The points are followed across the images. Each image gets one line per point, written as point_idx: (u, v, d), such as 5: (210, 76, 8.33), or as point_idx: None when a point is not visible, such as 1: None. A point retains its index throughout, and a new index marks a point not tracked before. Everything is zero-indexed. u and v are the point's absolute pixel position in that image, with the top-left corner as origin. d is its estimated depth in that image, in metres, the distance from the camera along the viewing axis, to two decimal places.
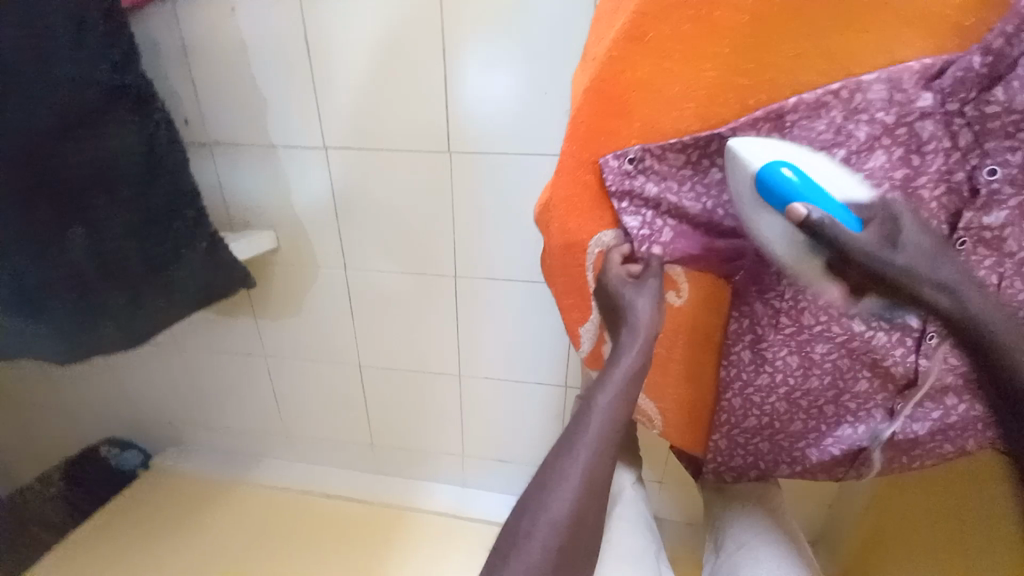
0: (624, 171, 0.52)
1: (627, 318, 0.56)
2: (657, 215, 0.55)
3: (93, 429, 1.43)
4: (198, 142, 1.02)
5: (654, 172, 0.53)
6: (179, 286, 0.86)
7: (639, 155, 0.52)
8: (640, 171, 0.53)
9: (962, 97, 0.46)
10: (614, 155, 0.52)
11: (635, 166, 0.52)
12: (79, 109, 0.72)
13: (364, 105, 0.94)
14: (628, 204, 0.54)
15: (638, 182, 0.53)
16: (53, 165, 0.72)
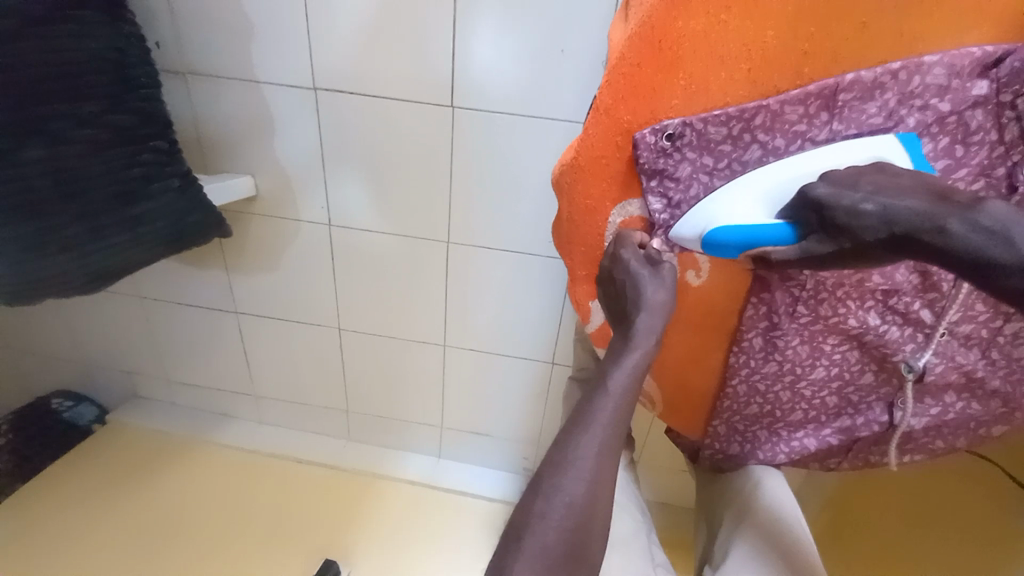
0: (660, 148, 0.48)
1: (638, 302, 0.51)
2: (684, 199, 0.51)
3: (43, 378, 1.33)
4: (170, 69, 0.91)
5: (692, 148, 0.48)
6: (147, 223, 0.77)
7: (678, 129, 0.48)
8: (678, 148, 0.48)
9: (1018, 87, 0.43)
10: (651, 130, 0.48)
11: (673, 143, 0.48)
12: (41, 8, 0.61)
13: (362, 44, 0.85)
14: (657, 184, 0.51)
15: (672, 161, 0.49)
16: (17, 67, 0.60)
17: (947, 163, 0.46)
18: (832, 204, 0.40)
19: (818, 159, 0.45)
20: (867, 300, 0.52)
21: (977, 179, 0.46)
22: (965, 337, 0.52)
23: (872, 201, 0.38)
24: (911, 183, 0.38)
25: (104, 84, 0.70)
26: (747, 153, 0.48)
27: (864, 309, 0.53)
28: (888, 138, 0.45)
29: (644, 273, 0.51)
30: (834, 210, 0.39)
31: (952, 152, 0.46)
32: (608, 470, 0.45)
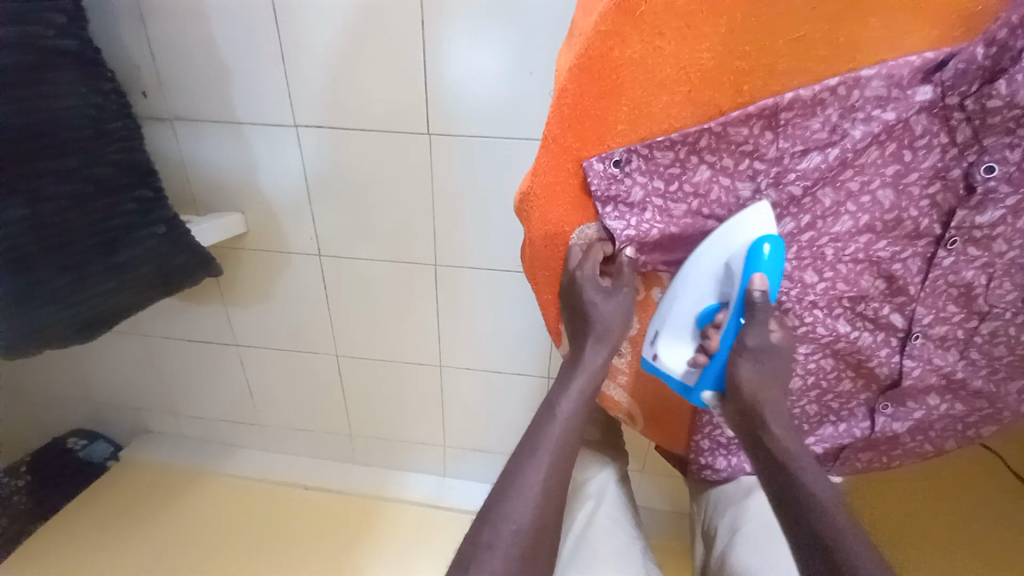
0: (609, 174, 0.50)
1: (597, 327, 0.54)
2: (643, 219, 0.52)
3: (57, 418, 1.36)
4: (157, 116, 0.94)
5: (642, 173, 0.50)
6: (134, 267, 0.79)
7: (625, 156, 0.50)
8: (627, 174, 0.50)
9: (962, 90, 0.43)
10: (599, 158, 0.50)
11: (622, 168, 0.50)
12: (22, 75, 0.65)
13: (338, 79, 0.87)
14: (612, 209, 0.52)
15: (625, 185, 0.51)
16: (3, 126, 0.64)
17: (897, 168, 0.46)
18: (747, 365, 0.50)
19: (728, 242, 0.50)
20: (834, 307, 0.52)
21: (933, 182, 0.46)
22: (940, 338, 0.51)
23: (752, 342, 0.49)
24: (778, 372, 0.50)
25: (83, 140, 0.73)
26: (695, 174, 0.50)
27: (832, 316, 0.52)
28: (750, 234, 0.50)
29: (598, 296, 0.53)
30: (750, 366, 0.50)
31: (901, 157, 0.46)
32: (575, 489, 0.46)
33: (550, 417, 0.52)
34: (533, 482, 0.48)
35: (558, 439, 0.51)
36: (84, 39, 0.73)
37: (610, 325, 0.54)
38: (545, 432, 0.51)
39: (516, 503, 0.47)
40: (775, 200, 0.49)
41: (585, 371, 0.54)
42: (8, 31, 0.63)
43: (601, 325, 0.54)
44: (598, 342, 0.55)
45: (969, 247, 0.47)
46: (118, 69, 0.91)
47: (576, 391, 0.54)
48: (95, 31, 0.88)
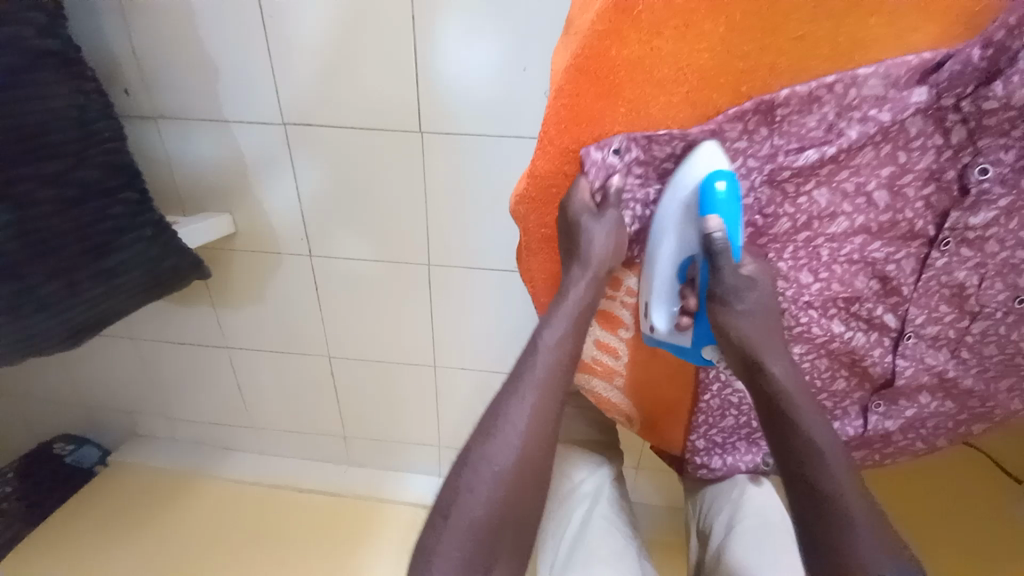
0: (608, 163, 0.49)
1: (580, 248, 0.50)
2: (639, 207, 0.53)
3: (42, 422, 1.33)
4: (140, 113, 0.92)
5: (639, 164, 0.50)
6: (121, 272, 0.77)
7: (624, 145, 0.49)
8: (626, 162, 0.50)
9: (958, 92, 0.43)
10: (597, 146, 0.49)
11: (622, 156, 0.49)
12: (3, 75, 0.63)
13: (328, 77, 0.86)
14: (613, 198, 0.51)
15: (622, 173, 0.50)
16: None
17: (892, 169, 0.47)
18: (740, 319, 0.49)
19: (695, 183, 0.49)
20: (829, 308, 0.52)
21: (927, 184, 0.46)
22: (932, 338, 0.52)
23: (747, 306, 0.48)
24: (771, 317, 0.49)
25: (67, 142, 0.70)
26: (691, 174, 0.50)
27: (827, 316, 0.52)
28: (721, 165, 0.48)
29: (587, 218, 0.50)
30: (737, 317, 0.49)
31: (896, 157, 0.46)
32: None
33: (533, 347, 0.50)
34: (518, 423, 0.47)
35: (542, 372, 0.49)
36: (66, 39, 0.70)
37: (596, 247, 0.50)
38: (529, 364, 0.50)
39: (499, 446, 0.47)
40: (769, 197, 0.49)
41: (571, 298, 0.51)
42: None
43: (584, 246, 0.50)
44: (582, 268, 0.50)
45: (962, 248, 0.47)
46: (99, 64, 0.88)
47: (560, 319, 0.51)
48: (74, 25, 0.85)
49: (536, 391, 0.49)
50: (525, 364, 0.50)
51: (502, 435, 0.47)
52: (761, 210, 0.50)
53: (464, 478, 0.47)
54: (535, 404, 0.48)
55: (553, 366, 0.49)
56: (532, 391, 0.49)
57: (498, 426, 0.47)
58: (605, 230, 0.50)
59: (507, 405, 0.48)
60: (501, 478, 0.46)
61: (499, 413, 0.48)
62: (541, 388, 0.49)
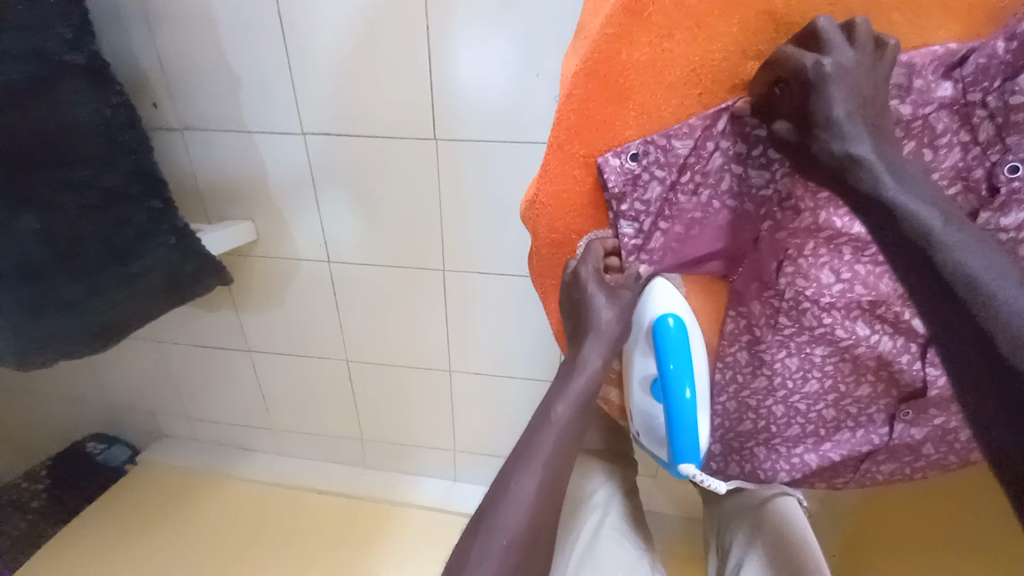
0: (625, 170, 0.48)
1: (592, 326, 0.52)
2: (654, 220, 0.51)
3: (76, 422, 1.39)
4: (167, 125, 0.96)
5: (657, 167, 0.48)
6: (143, 278, 0.80)
7: (639, 149, 0.48)
8: (645, 168, 0.48)
9: (985, 86, 0.41)
10: (613, 152, 0.48)
11: (638, 162, 0.48)
12: (25, 86, 0.66)
13: (346, 89, 0.88)
14: (626, 207, 0.50)
15: (641, 178, 0.49)
16: (19, 130, 0.66)
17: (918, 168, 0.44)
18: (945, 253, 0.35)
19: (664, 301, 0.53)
20: (852, 310, 0.50)
21: (955, 182, 0.44)
22: None
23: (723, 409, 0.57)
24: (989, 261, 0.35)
25: (93, 150, 0.74)
26: (705, 166, 0.48)
27: (850, 319, 0.50)
28: (673, 292, 0.54)
29: (601, 295, 0.51)
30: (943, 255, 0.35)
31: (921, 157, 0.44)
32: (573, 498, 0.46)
33: (545, 421, 0.50)
34: (527, 491, 0.46)
35: (552, 446, 0.49)
36: (92, 51, 0.73)
37: (608, 327, 0.52)
38: (539, 437, 0.49)
39: (508, 516, 0.46)
40: (790, 188, 0.47)
41: (586, 371, 0.51)
42: (17, 43, 0.64)
43: (597, 325, 0.52)
44: (596, 343, 0.52)
45: None
46: (131, 80, 0.92)
47: (573, 396, 0.50)
48: (108, 44, 0.90)
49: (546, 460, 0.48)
50: (535, 430, 0.50)
51: (512, 502, 0.46)
52: (781, 204, 0.48)
53: (478, 521, 0.47)
54: (544, 475, 0.47)
55: (564, 439, 0.49)
56: (542, 466, 0.48)
57: (507, 492, 0.47)
58: (616, 310, 0.52)
59: (517, 474, 0.47)
60: (510, 530, 0.45)
61: (509, 478, 0.48)
62: (551, 460, 0.48)
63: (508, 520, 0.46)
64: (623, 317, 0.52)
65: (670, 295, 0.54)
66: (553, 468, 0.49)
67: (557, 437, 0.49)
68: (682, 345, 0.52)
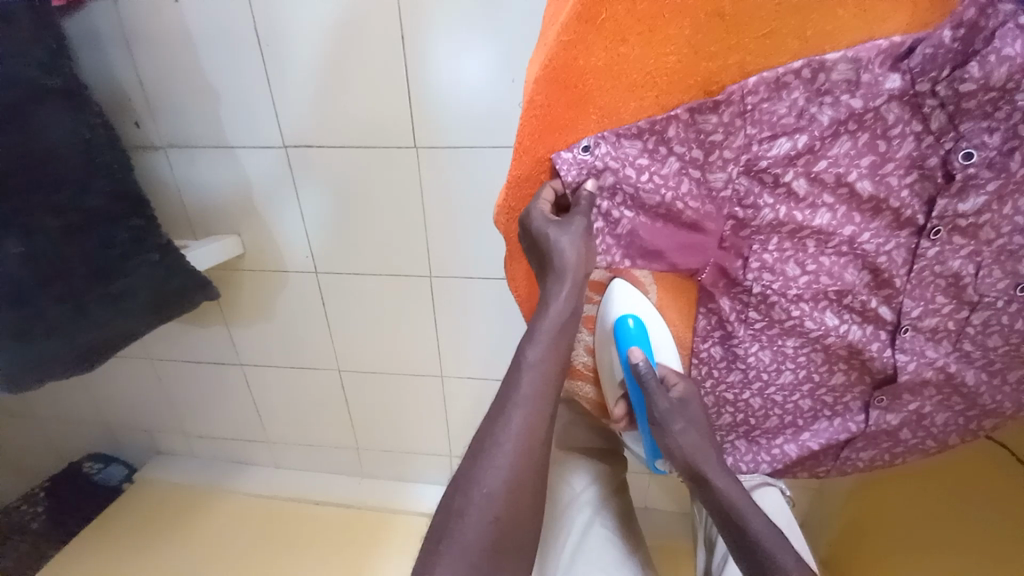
0: (580, 163, 0.48)
1: (551, 263, 0.48)
2: (613, 207, 0.49)
3: (70, 445, 1.38)
4: (150, 144, 0.96)
5: (613, 159, 0.48)
6: (129, 297, 0.80)
7: (595, 144, 0.48)
8: (599, 159, 0.48)
9: (933, 76, 0.42)
10: (569, 150, 0.48)
11: (592, 154, 0.48)
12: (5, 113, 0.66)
13: (325, 102, 0.89)
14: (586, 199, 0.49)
15: (596, 173, 0.48)
16: None
17: (873, 159, 0.45)
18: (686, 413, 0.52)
19: (628, 300, 0.53)
20: (820, 300, 0.51)
21: (910, 171, 0.45)
22: (931, 330, 0.50)
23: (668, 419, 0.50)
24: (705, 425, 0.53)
25: (73, 174, 0.74)
26: (665, 166, 0.48)
27: (819, 309, 0.51)
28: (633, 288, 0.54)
29: (550, 229, 0.47)
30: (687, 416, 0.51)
31: (875, 147, 0.45)
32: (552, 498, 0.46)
33: (516, 369, 0.48)
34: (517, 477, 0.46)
35: (530, 391, 0.47)
36: (71, 77, 0.73)
37: (565, 258, 0.47)
38: (517, 388, 0.47)
39: (490, 470, 0.44)
40: (747, 187, 0.47)
41: (550, 314, 0.49)
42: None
43: (558, 263, 0.48)
44: (558, 280, 0.48)
45: (954, 236, 0.46)
46: (113, 102, 0.93)
47: (543, 339, 0.49)
48: (88, 66, 0.90)
49: (526, 409, 0.46)
50: (511, 384, 0.48)
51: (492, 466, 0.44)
52: (740, 203, 0.48)
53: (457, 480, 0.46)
54: (524, 428, 0.46)
55: (543, 386, 0.48)
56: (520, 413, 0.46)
57: (488, 448, 0.45)
58: (573, 237, 0.47)
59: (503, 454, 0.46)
60: (488, 493, 0.44)
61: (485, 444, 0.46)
62: (529, 409, 0.47)
63: (492, 475, 0.44)
64: (582, 242, 0.48)
65: (632, 293, 0.54)
66: (531, 413, 0.47)
67: (537, 378, 0.48)
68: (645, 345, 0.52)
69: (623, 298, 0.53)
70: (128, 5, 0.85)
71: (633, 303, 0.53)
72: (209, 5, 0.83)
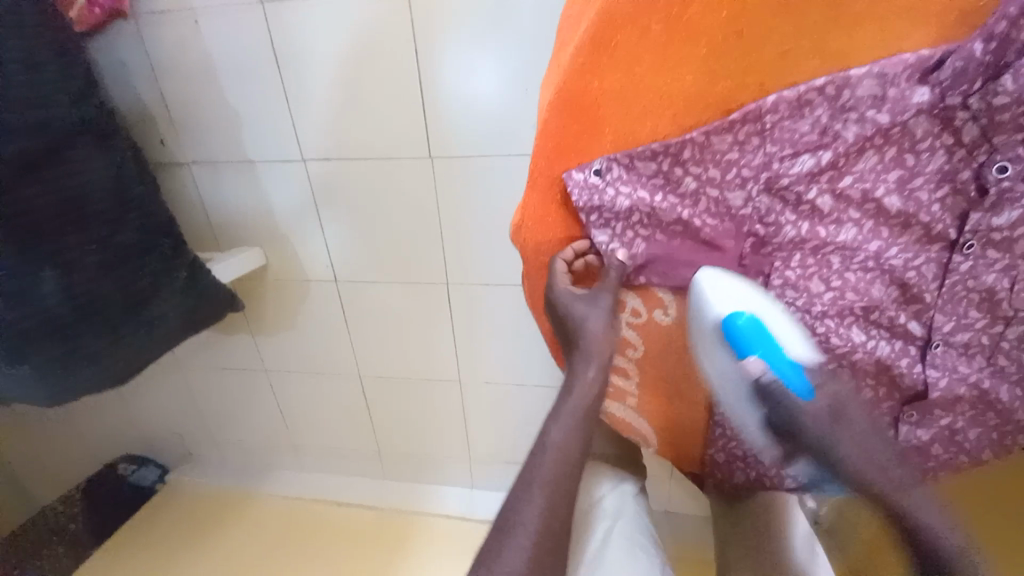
0: (589, 184, 0.48)
1: (580, 343, 0.51)
2: (628, 227, 0.50)
3: (107, 450, 1.44)
4: (175, 163, 1.00)
5: (624, 182, 0.47)
6: (161, 318, 0.83)
7: (606, 165, 0.47)
8: (610, 183, 0.47)
9: (964, 89, 0.41)
10: (577, 168, 0.48)
11: (604, 177, 0.47)
12: (40, 150, 0.69)
13: (342, 116, 0.90)
14: (597, 218, 0.50)
15: (607, 194, 0.48)
16: (25, 198, 0.68)
17: (901, 173, 0.44)
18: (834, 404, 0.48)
19: (739, 298, 0.48)
20: (845, 316, 0.49)
21: (941, 185, 0.43)
22: (964, 346, 0.48)
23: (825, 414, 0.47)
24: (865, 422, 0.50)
25: (105, 205, 0.77)
26: (681, 186, 0.47)
27: (845, 325, 0.50)
28: (734, 278, 0.48)
29: (579, 307, 0.51)
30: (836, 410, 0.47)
31: (903, 161, 0.43)
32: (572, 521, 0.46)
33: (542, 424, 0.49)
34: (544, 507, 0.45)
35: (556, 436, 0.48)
36: (99, 108, 0.77)
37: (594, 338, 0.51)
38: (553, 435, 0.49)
39: None
40: (767, 206, 0.47)
41: (580, 391, 0.51)
42: (28, 112, 0.67)
43: (584, 341, 0.51)
44: (585, 359, 0.51)
45: (987, 251, 0.44)
46: (140, 123, 0.97)
47: (568, 416, 0.50)
48: (115, 90, 0.94)
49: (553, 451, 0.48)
50: None
51: None
52: (761, 220, 0.47)
53: None
54: None
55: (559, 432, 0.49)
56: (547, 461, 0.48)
57: None
58: (599, 315, 0.51)
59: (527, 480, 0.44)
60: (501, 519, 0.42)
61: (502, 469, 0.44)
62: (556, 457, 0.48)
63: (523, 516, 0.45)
64: (609, 323, 0.51)
65: (738, 286, 0.48)
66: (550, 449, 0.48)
67: None
68: (765, 343, 0.47)
69: (725, 299, 0.48)
70: (152, 31, 0.88)
71: (739, 298, 0.47)
72: (229, 28, 0.86)
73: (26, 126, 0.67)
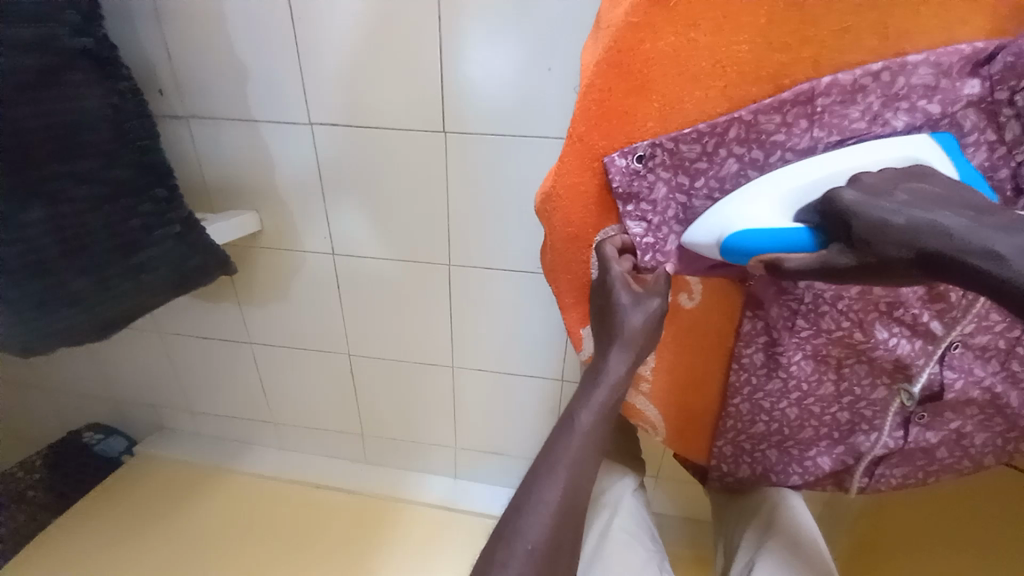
0: (631, 171, 0.47)
1: (618, 332, 0.48)
2: (663, 220, 0.49)
3: (73, 415, 1.37)
4: (173, 114, 0.94)
5: (665, 168, 0.47)
6: (149, 269, 0.79)
7: (649, 151, 0.46)
8: (650, 170, 0.47)
9: (1012, 85, 0.41)
10: (621, 153, 0.47)
11: (645, 164, 0.47)
12: (33, 75, 0.64)
13: (358, 79, 0.87)
14: (633, 209, 0.49)
15: (647, 182, 0.47)
16: (17, 124, 0.63)
17: None
18: (859, 213, 0.35)
19: (718, 218, 0.45)
20: (869, 313, 0.49)
21: None
22: (980, 348, 0.49)
23: (904, 213, 0.34)
24: (959, 199, 0.34)
25: (101, 141, 0.72)
26: (722, 168, 0.46)
27: (870, 321, 0.49)
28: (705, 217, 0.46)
29: (626, 298, 0.48)
30: (858, 217, 0.35)
31: None
32: (578, 495, 0.45)
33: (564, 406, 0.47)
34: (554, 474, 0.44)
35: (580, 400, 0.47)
36: (101, 39, 0.72)
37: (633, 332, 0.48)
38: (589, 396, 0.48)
39: None
40: None
41: (607, 381, 0.48)
42: (25, 31, 0.63)
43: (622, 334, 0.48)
44: (621, 348, 0.49)
45: None
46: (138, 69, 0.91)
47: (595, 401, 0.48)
48: (115, 30, 0.88)
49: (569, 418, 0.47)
50: None
51: None
52: None
53: None
54: None
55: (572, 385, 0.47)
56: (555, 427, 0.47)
57: None
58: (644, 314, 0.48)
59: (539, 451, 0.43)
60: None
61: None
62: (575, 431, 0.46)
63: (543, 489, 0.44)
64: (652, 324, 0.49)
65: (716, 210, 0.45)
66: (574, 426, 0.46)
67: None
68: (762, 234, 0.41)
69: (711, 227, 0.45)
70: None
71: (717, 220, 0.45)
72: None
73: (22, 47, 0.62)
